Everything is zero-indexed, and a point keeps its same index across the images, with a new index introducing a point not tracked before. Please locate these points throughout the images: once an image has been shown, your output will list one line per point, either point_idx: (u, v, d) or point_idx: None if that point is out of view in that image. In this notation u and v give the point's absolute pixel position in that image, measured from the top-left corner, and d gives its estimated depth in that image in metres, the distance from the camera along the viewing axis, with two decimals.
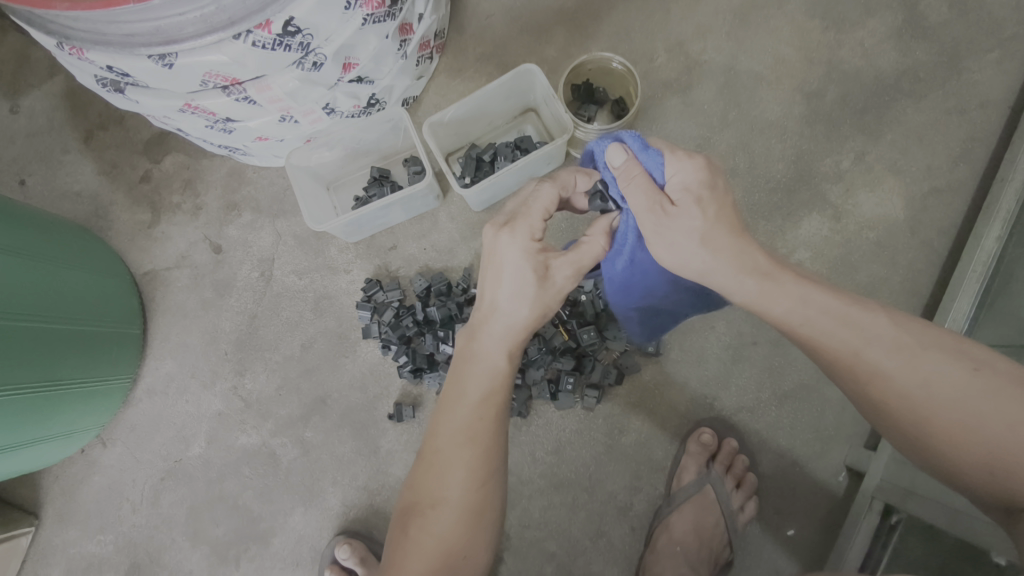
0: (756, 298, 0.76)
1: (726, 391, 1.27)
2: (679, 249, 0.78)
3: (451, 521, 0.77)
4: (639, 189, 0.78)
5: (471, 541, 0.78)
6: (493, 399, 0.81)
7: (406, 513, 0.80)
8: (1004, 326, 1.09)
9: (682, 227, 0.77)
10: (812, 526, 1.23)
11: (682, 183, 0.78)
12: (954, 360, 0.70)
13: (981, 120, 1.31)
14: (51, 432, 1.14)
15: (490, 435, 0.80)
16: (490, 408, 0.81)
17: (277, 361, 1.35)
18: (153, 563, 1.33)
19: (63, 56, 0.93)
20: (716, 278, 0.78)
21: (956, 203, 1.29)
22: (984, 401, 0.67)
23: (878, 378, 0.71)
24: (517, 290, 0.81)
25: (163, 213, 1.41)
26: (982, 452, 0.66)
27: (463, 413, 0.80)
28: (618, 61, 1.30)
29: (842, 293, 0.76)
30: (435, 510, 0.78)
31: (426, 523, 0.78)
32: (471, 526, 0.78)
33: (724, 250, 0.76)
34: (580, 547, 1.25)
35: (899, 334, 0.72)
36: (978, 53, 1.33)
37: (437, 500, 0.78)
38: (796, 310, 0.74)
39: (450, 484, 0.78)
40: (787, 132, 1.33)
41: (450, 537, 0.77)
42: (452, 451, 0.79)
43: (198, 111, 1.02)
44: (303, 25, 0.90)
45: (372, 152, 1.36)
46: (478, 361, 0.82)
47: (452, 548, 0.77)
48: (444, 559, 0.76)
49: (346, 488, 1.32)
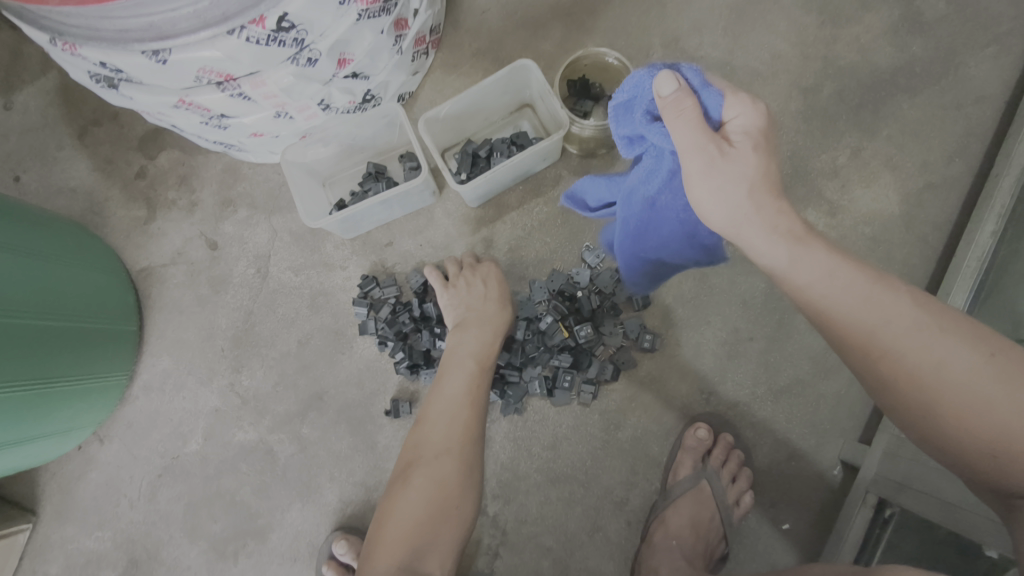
0: (785, 267, 0.78)
1: (722, 386, 1.28)
2: (727, 194, 0.79)
3: (438, 461, 0.97)
4: (691, 128, 0.77)
5: (466, 481, 0.96)
6: (474, 374, 1.09)
7: (406, 470, 0.98)
8: (999, 321, 1.10)
9: (734, 168, 0.78)
10: (806, 519, 1.24)
11: (742, 126, 0.79)
12: (971, 345, 0.69)
13: (977, 115, 1.31)
14: (49, 429, 1.14)
15: (469, 401, 1.05)
16: (469, 378, 1.08)
17: (274, 358, 1.35)
18: (150, 559, 1.34)
19: (56, 52, 0.92)
20: (750, 234, 0.80)
21: (952, 198, 1.29)
22: (994, 387, 0.66)
23: (889, 357, 0.72)
24: (481, 295, 1.20)
25: (159, 210, 1.41)
26: (988, 436, 0.66)
27: (452, 382, 1.07)
28: (613, 56, 1.27)
29: (867, 270, 0.76)
30: (437, 457, 0.98)
31: (419, 467, 0.97)
32: (466, 469, 0.97)
33: (768, 207, 0.79)
34: (577, 542, 1.26)
35: (919, 315, 0.71)
36: (975, 48, 1.33)
37: (438, 448, 0.98)
38: (821, 283, 0.75)
39: (446, 436, 1.00)
40: (783, 127, 1.33)
41: (451, 478, 0.95)
42: (447, 408, 1.03)
43: (192, 107, 1.02)
44: (298, 20, 0.90)
45: (368, 148, 1.35)
46: (457, 351, 1.12)
47: (441, 488, 0.94)
48: (434, 499, 0.93)
49: (344, 483, 1.32)
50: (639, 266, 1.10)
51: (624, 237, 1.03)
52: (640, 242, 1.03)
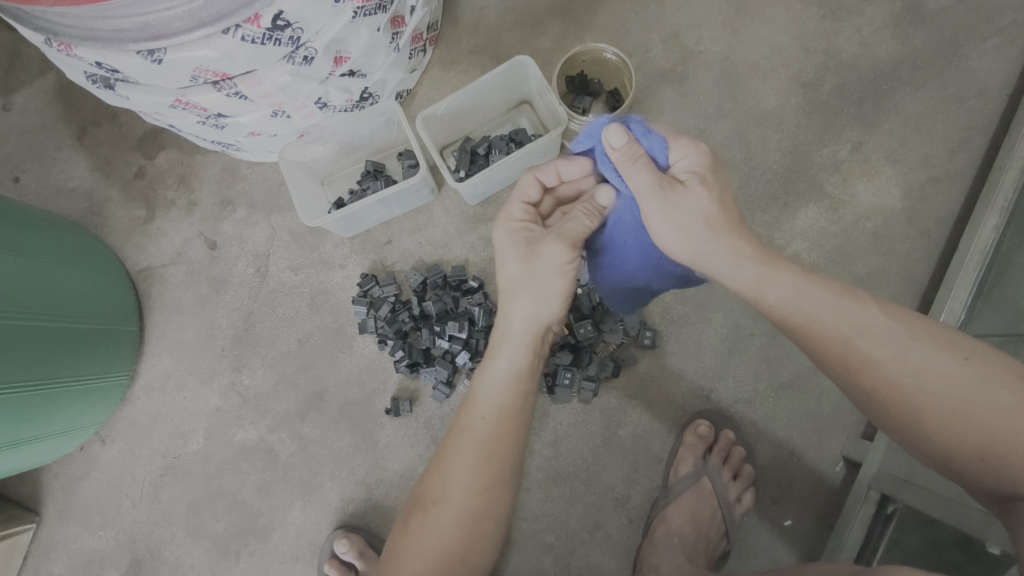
0: (754, 284, 0.77)
1: (723, 383, 1.27)
2: (683, 228, 0.80)
3: (450, 521, 0.81)
4: (642, 172, 0.79)
5: (468, 545, 0.81)
6: (504, 403, 0.84)
7: (412, 506, 0.85)
8: (1002, 316, 1.09)
9: (688, 207, 0.79)
10: (808, 516, 1.23)
11: (687, 168, 0.82)
12: (946, 350, 0.70)
13: (979, 108, 1.30)
14: (51, 429, 1.15)
15: (492, 440, 0.82)
16: (502, 419, 0.83)
17: (274, 357, 1.35)
18: (153, 558, 1.34)
19: (51, 52, 0.92)
20: (715, 260, 0.80)
21: (954, 192, 1.28)
22: (975, 390, 0.67)
23: (868, 368, 0.72)
24: (539, 295, 0.85)
25: (158, 210, 1.40)
26: (973, 440, 0.67)
27: (476, 411, 0.84)
28: (611, 52, 1.27)
29: (834, 283, 0.76)
30: (435, 507, 0.82)
31: (428, 520, 0.81)
32: (468, 528, 0.81)
33: (729, 234, 0.79)
34: (578, 539, 1.26)
35: (891, 323, 0.72)
36: (977, 40, 1.31)
37: (440, 497, 0.82)
38: (790, 300, 0.75)
39: (454, 484, 0.82)
40: (784, 122, 1.32)
41: (448, 536, 0.80)
42: (461, 449, 0.83)
43: (189, 107, 1.02)
44: (293, 18, 0.89)
45: (366, 147, 1.35)
46: (492, 360, 0.86)
47: (451, 549, 0.80)
48: (444, 558, 0.80)
49: (345, 482, 1.32)
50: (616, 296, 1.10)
51: (595, 267, 1.04)
52: (608, 274, 1.03)
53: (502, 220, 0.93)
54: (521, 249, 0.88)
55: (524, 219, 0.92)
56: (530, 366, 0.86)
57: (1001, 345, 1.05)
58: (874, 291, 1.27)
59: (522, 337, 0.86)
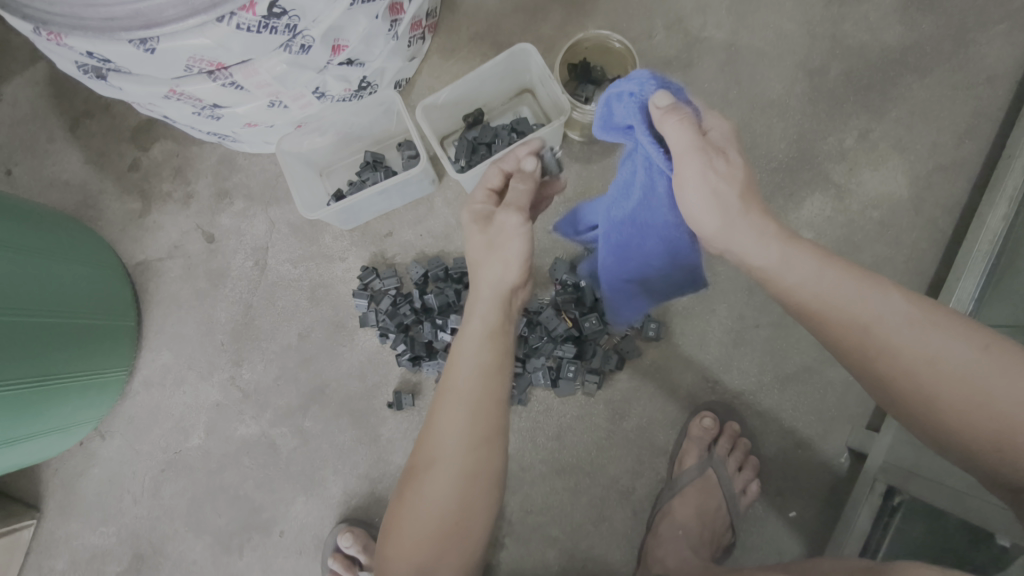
0: (775, 266, 0.76)
1: (728, 374, 1.26)
2: (719, 200, 0.77)
3: (443, 480, 0.80)
4: (688, 131, 0.76)
5: (465, 502, 0.80)
6: (484, 360, 0.83)
7: (407, 475, 0.83)
8: (1011, 306, 1.08)
9: (723, 183, 0.77)
10: (813, 507, 1.23)
11: (721, 137, 0.79)
12: (966, 337, 0.67)
13: (988, 94, 1.28)
14: (48, 427, 1.13)
15: (479, 398, 0.81)
16: (484, 376, 0.82)
17: (274, 351, 1.34)
18: (155, 553, 1.34)
19: (41, 42, 0.89)
20: (740, 240, 0.78)
21: (963, 181, 1.26)
22: (994, 380, 0.65)
23: (886, 355, 0.70)
24: (502, 260, 0.86)
25: (154, 202, 1.38)
26: (992, 430, 0.65)
27: (459, 373, 0.83)
28: (617, 39, 1.24)
29: (856, 269, 0.75)
30: (431, 470, 0.80)
31: (421, 483, 0.81)
32: (465, 484, 0.80)
33: (757, 212, 0.77)
34: (582, 532, 1.25)
35: (911, 312, 0.70)
36: (987, 25, 1.29)
37: (432, 459, 0.81)
38: (811, 282, 0.74)
39: (447, 443, 0.80)
40: (788, 110, 1.30)
41: (445, 496, 0.79)
42: (450, 410, 0.81)
43: (183, 97, 0.99)
44: (289, 6, 0.87)
45: (365, 137, 1.33)
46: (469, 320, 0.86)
47: (447, 511, 0.79)
48: (439, 520, 0.79)
49: (347, 476, 1.31)
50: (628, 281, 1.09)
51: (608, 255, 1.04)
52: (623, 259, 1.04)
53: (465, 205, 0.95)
54: (475, 225, 0.91)
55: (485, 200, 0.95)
56: (504, 326, 0.86)
57: (1010, 336, 1.04)
58: None
59: (496, 296, 0.86)
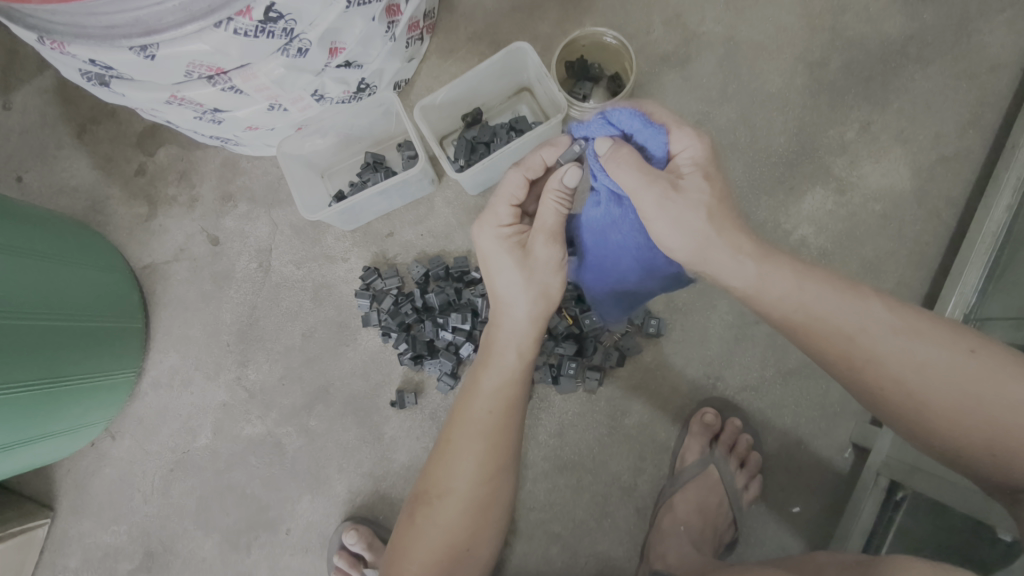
0: (754, 285, 0.76)
1: (729, 370, 1.26)
2: (684, 224, 0.78)
3: (456, 511, 0.84)
4: (632, 169, 0.78)
5: (471, 531, 0.85)
6: (502, 396, 0.86)
7: (415, 501, 0.88)
8: (1015, 298, 1.07)
9: (689, 205, 0.78)
10: (817, 503, 1.23)
11: (689, 159, 0.81)
12: (951, 343, 0.69)
13: (991, 84, 1.27)
14: (60, 427, 1.15)
15: (491, 434, 0.85)
16: (503, 412, 0.86)
17: (278, 351, 1.36)
18: (166, 552, 1.36)
19: (46, 51, 0.91)
20: (717, 260, 0.78)
21: (966, 172, 1.25)
22: (984, 385, 0.66)
23: (873, 364, 0.70)
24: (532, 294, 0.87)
25: (159, 206, 1.40)
26: (982, 434, 0.66)
27: (475, 406, 0.86)
28: (611, 36, 1.25)
29: (836, 280, 0.75)
30: (441, 500, 0.85)
31: (434, 513, 0.85)
32: (472, 515, 0.85)
33: (730, 231, 0.77)
34: (585, 528, 1.26)
35: (894, 319, 0.71)
36: (989, 13, 1.28)
37: (443, 491, 0.85)
38: (794, 295, 0.74)
39: (455, 476, 0.85)
40: (788, 104, 1.29)
41: (453, 526, 0.84)
42: (464, 443, 0.85)
43: (184, 102, 1.01)
44: (285, 10, 0.88)
45: (365, 139, 1.34)
46: (493, 356, 0.88)
47: (458, 539, 0.84)
48: (450, 547, 0.84)
49: (352, 474, 1.33)
50: (607, 298, 1.13)
51: (585, 273, 1.08)
52: (601, 277, 1.08)
53: (486, 222, 0.88)
54: (511, 253, 0.87)
55: (513, 223, 0.89)
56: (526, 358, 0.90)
57: (1014, 328, 1.03)
58: (884, 274, 1.25)
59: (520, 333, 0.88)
